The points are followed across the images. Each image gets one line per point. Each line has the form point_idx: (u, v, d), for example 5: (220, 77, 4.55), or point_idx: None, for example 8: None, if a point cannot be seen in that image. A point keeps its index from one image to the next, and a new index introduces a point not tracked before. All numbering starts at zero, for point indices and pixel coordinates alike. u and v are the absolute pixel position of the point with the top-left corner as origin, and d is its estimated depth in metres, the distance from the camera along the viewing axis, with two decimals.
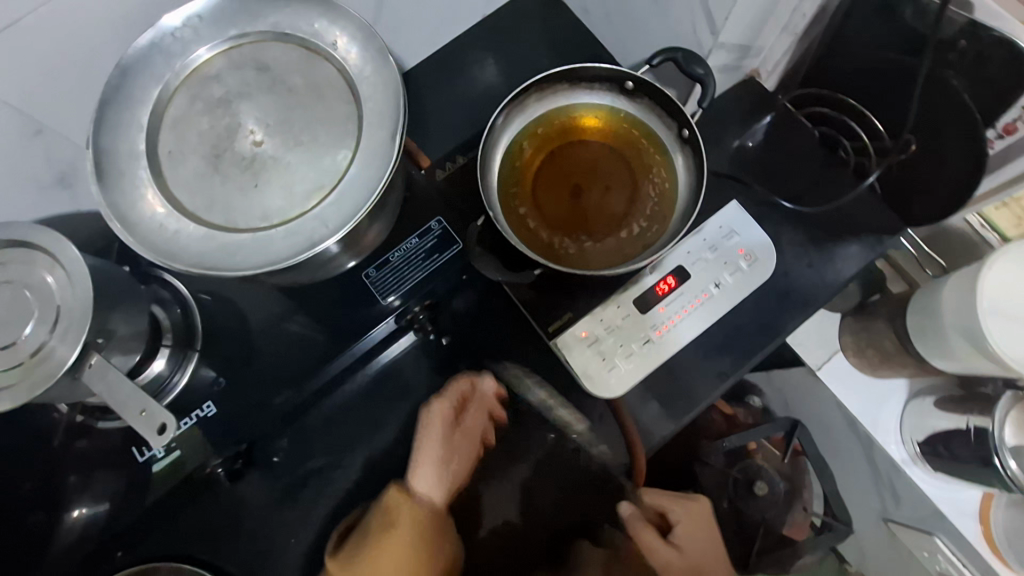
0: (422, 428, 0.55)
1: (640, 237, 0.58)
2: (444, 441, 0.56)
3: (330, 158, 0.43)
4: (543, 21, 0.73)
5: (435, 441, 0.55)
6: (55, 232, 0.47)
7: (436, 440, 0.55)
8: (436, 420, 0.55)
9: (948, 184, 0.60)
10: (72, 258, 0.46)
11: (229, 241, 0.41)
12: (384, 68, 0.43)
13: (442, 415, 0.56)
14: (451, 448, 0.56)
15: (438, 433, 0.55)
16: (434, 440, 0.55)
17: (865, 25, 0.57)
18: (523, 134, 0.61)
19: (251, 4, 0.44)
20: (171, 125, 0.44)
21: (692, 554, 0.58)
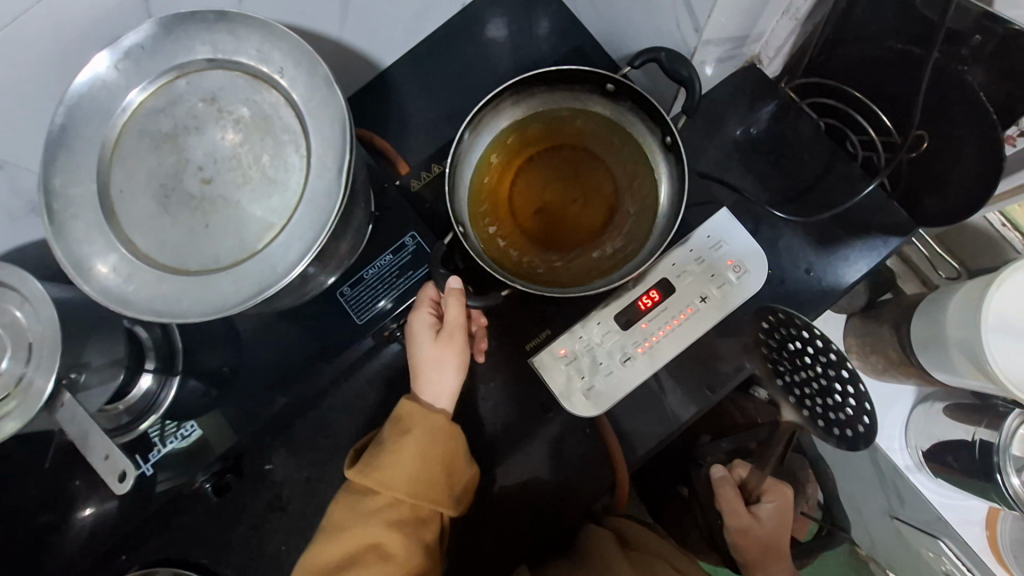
0: (413, 340, 0.55)
1: (616, 255, 0.55)
2: (431, 346, 0.54)
3: (281, 197, 0.42)
4: (526, 9, 0.68)
5: (427, 346, 0.54)
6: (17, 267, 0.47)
7: (428, 349, 0.54)
8: (425, 327, 0.54)
9: (964, 184, 0.54)
10: (38, 294, 0.47)
11: (181, 286, 0.41)
12: (331, 99, 0.41)
13: (426, 324, 0.55)
14: (439, 353, 0.53)
15: (427, 339, 0.54)
16: (426, 348, 0.54)
17: (876, 9, 0.51)
18: (492, 147, 0.57)
19: (192, 29, 0.42)
20: (120, 163, 0.43)
21: (770, 528, 0.66)
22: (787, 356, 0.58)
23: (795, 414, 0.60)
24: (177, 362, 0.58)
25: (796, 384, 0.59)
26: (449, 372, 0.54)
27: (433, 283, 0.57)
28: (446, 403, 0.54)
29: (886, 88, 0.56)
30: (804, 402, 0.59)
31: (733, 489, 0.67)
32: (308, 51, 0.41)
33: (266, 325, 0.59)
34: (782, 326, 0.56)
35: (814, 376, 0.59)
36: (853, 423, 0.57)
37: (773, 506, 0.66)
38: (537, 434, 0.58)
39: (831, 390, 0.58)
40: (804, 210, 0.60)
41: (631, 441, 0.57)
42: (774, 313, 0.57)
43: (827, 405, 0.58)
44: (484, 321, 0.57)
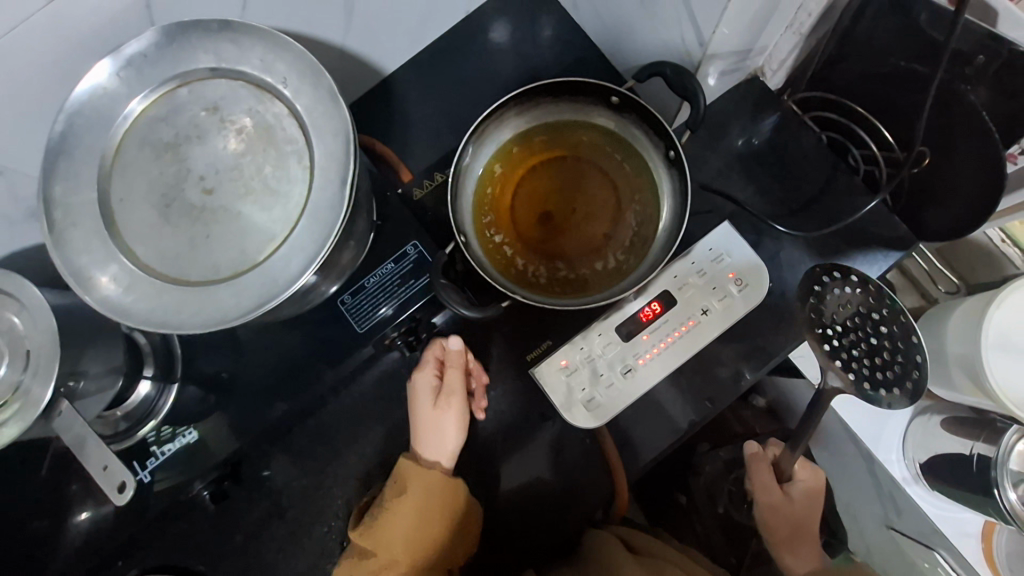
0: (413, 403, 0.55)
1: (621, 268, 0.55)
2: (431, 410, 0.55)
3: (282, 207, 0.41)
4: (531, 17, 0.67)
5: (426, 410, 0.55)
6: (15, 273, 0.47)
7: (427, 411, 0.55)
8: (425, 390, 0.55)
9: (966, 199, 0.54)
10: (36, 299, 0.46)
11: (180, 296, 0.40)
12: (336, 112, 0.41)
13: (425, 387, 0.55)
14: (439, 416, 0.54)
15: (427, 403, 0.55)
16: (425, 411, 0.55)
17: (880, 24, 0.51)
18: (498, 153, 0.57)
19: (194, 37, 0.41)
20: (121, 172, 0.43)
21: (798, 511, 0.62)
22: (838, 313, 0.53)
23: (840, 382, 0.53)
24: (175, 368, 0.58)
25: (844, 347, 0.53)
26: (448, 432, 0.55)
27: (437, 340, 0.57)
28: (446, 460, 0.55)
29: (890, 103, 0.56)
30: (853, 368, 0.53)
31: (765, 467, 0.63)
32: (313, 63, 0.41)
33: (265, 333, 0.59)
34: (839, 285, 0.54)
35: (864, 334, 0.53)
36: (898, 380, 0.53)
37: (803, 483, 0.63)
38: (533, 440, 0.58)
39: (882, 348, 0.53)
40: (804, 222, 0.60)
41: (631, 455, 0.57)
42: (829, 273, 0.54)
43: (874, 365, 0.53)
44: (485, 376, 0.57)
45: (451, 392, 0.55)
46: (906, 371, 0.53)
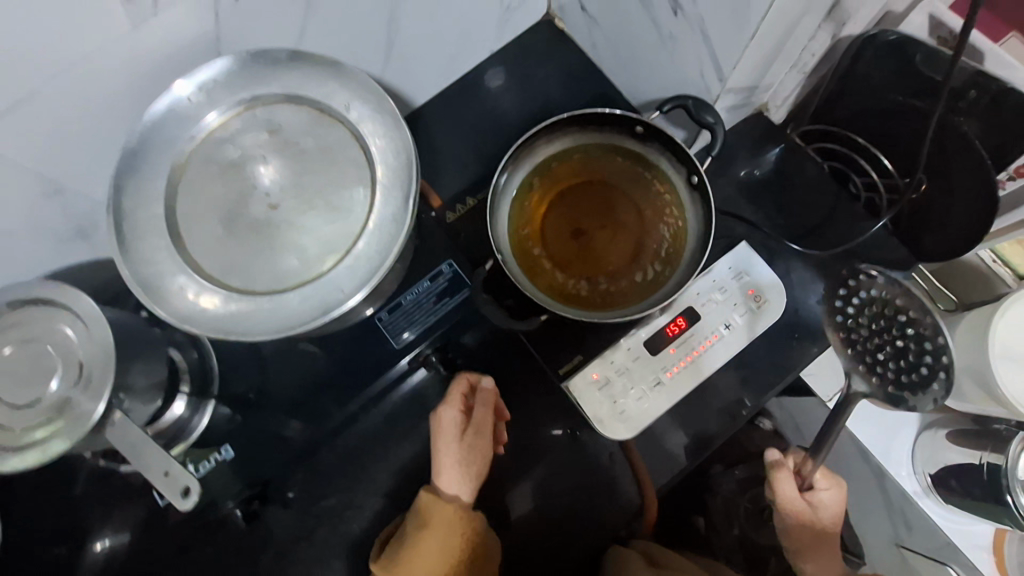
0: (436, 437, 0.56)
1: (653, 281, 0.57)
2: (456, 445, 0.55)
3: (347, 220, 0.44)
4: (552, 58, 0.73)
5: (449, 447, 0.55)
6: (71, 286, 0.48)
7: (450, 448, 0.55)
8: (448, 427, 0.55)
9: (962, 221, 0.59)
10: (90, 312, 0.48)
11: (248, 305, 0.42)
12: (398, 134, 0.44)
13: (450, 423, 0.56)
14: (464, 451, 0.55)
15: (450, 440, 0.55)
16: (449, 448, 0.55)
17: (881, 63, 0.56)
18: (533, 175, 0.60)
19: (264, 67, 0.45)
20: (186, 190, 0.45)
21: (824, 519, 0.62)
22: (862, 317, 0.56)
23: (866, 385, 0.56)
24: (210, 387, 0.60)
25: (869, 349, 0.56)
26: (471, 468, 0.56)
27: (462, 376, 0.58)
28: (467, 497, 0.56)
29: (888, 135, 0.61)
30: (877, 370, 0.56)
31: (788, 475, 0.62)
32: (377, 89, 0.44)
33: (300, 351, 0.60)
34: (863, 289, 0.57)
35: (889, 336, 0.56)
36: (923, 381, 0.55)
37: (830, 493, 0.63)
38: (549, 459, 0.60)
39: (908, 350, 0.55)
40: (813, 244, 0.64)
41: (658, 467, 0.60)
42: (853, 277, 0.57)
43: (899, 367, 0.55)
44: (506, 413, 0.59)
45: (477, 430, 0.56)
46: (931, 372, 0.54)
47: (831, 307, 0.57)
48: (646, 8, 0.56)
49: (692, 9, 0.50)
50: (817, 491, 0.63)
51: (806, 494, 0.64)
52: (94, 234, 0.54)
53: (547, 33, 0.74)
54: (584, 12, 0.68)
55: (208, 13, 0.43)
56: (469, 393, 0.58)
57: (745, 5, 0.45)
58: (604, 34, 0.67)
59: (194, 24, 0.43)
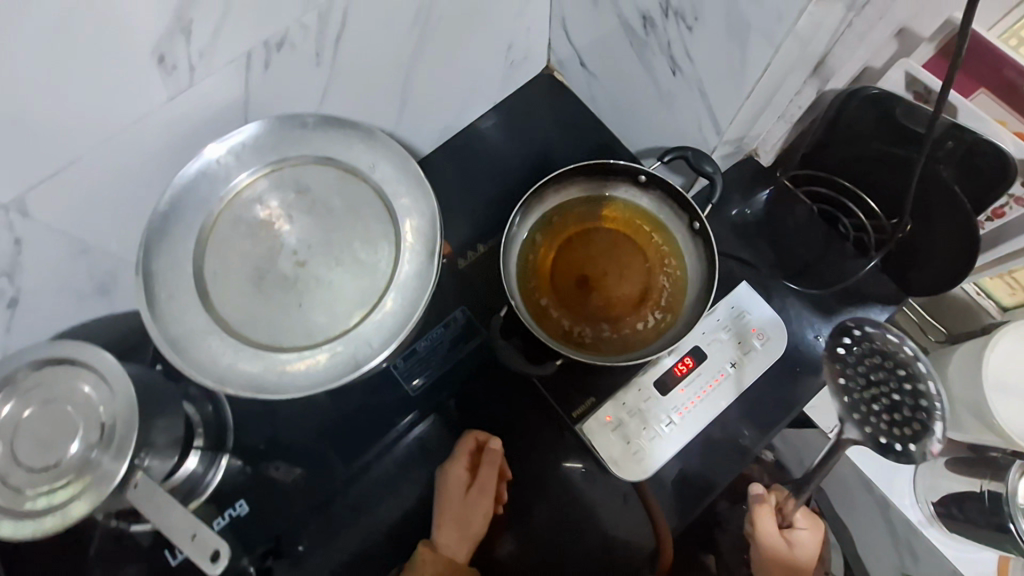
0: (441, 491, 0.58)
1: (658, 326, 0.59)
2: (461, 502, 0.58)
3: (370, 279, 0.45)
4: (552, 109, 0.77)
5: (455, 502, 0.58)
6: (85, 341, 0.48)
7: (456, 502, 0.58)
8: (457, 482, 0.58)
9: (946, 258, 0.62)
10: (110, 367, 0.48)
11: (273, 362, 0.43)
12: (421, 192, 0.46)
13: (457, 479, 0.58)
14: (468, 509, 0.58)
15: (457, 495, 0.58)
16: (454, 502, 0.58)
17: (863, 113, 0.60)
18: (539, 223, 0.63)
19: (292, 131, 0.47)
20: (215, 248, 0.46)
21: (799, 557, 0.68)
22: (863, 366, 0.61)
23: (857, 433, 0.59)
24: (225, 441, 0.59)
25: (864, 399, 0.60)
26: (470, 525, 0.58)
27: (472, 435, 0.60)
28: (462, 555, 0.58)
29: (871, 180, 0.65)
30: (870, 419, 0.59)
31: (770, 511, 0.69)
32: (401, 151, 0.47)
33: (317, 401, 0.61)
34: (867, 342, 0.62)
35: (886, 388, 0.60)
36: (915, 435, 0.58)
37: (806, 532, 0.69)
38: (559, 499, 0.62)
39: (902, 404, 0.59)
40: (807, 283, 0.68)
41: (673, 507, 0.61)
42: (860, 329, 0.62)
43: (892, 420, 0.59)
44: (507, 472, 0.61)
45: (482, 490, 0.58)
46: (922, 428, 0.58)
47: (834, 356, 0.61)
48: (644, 66, 0.61)
49: (690, 69, 0.54)
50: (795, 529, 0.69)
51: (786, 531, 0.69)
52: (115, 289, 0.54)
53: (547, 86, 0.79)
54: (583, 68, 0.72)
55: (239, 80, 0.46)
56: (478, 450, 0.61)
57: (740, 66, 0.49)
58: (603, 87, 0.71)
59: (230, 89, 0.46)
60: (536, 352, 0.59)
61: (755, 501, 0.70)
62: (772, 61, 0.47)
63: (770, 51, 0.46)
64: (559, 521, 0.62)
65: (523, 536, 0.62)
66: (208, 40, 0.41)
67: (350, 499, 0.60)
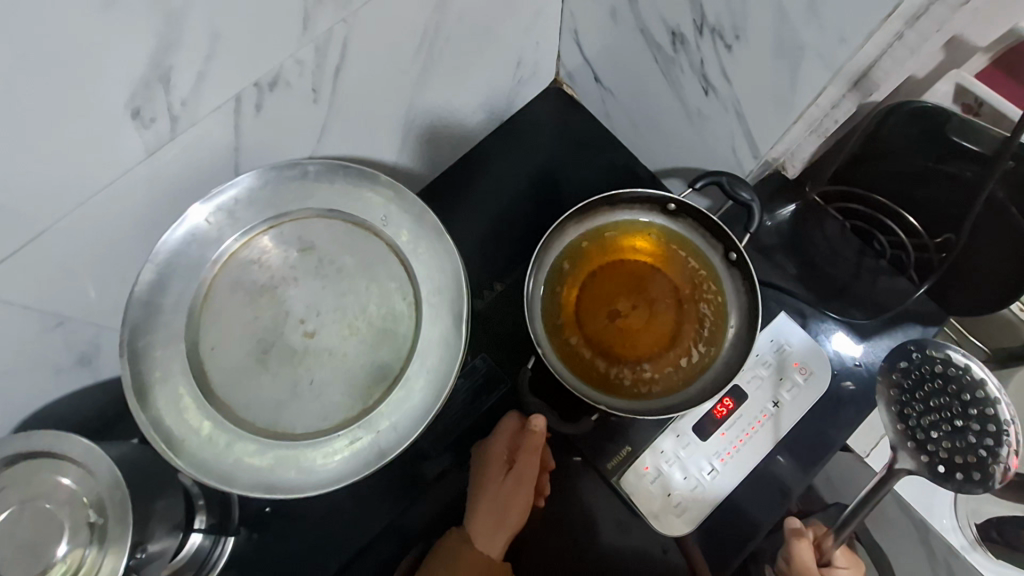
0: (479, 473, 0.55)
1: (697, 366, 0.55)
2: (498, 485, 0.54)
3: (392, 347, 0.40)
4: (563, 127, 0.72)
5: (495, 487, 0.54)
6: (59, 429, 0.43)
7: (493, 488, 0.54)
8: (496, 467, 0.54)
9: (994, 279, 0.59)
10: (90, 453, 0.43)
11: (288, 452, 0.38)
12: (442, 247, 0.41)
13: (496, 462, 0.54)
14: (505, 491, 0.53)
15: (497, 479, 0.54)
16: (493, 488, 0.54)
17: (907, 127, 0.57)
18: (562, 255, 0.57)
19: (293, 183, 0.42)
20: (211, 320, 0.40)
21: None
22: (920, 390, 0.54)
23: (911, 463, 0.53)
24: (229, 520, 0.54)
25: (921, 427, 0.53)
26: (509, 516, 0.54)
27: (514, 416, 0.56)
28: (497, 550, 0.53)
29: (913, 196, 0.60)
30: (926, 449, 0.52)
31: (809, 546, 0.57)
32: (419, 203, 0.41)
33: None
34: (927, 364, 0.54)
35: (946, 414, 0.52)
36: (980, 465, 0.51)
37: (847, 571, 0.58)
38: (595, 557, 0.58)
39: (965, 431, 0.51)
40: (845, 309, 0.62)
41: (721, 563, 0.56)
42: (919, 349, 0.55)
43: (953, 448, 0.52)
44: (549, 463, 0.58)
45: (520, 475, 0.54)
46: (991, 458, 0.50)
47: (885, 381, 0.55)
48: (671, 85, 0.56)
49: (726, 91, 0.49)
50: (835, 568, 0.58)
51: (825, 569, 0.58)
52: (97, 358, 0.49)
53: (556, 100, 0.73)
54: (597, 82, 0.67)
55: (229, 127, 0.40)
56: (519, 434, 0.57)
57: (788, 91, 0.44)
58: (619, 103, 0.66)
59: (218, 137, 0.40)
60: (570, 410, 0.57)
61: (792, 534, 0.58)
62: (826, 86, 0.42)
63: (826, 76, 0.41)
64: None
65: None
66: (191, 87, 0.36)
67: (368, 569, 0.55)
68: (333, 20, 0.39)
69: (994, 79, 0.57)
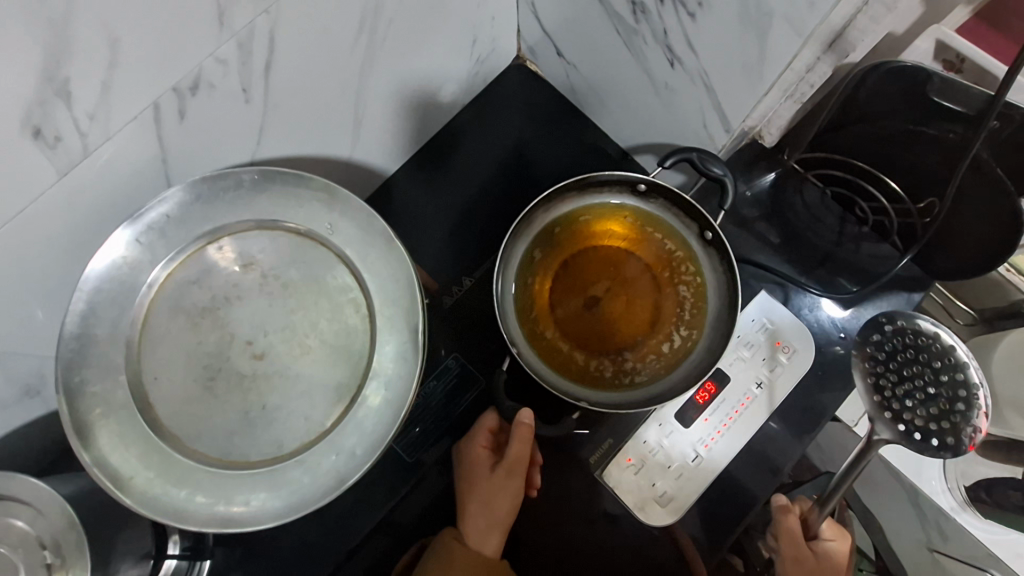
0: (467, 469, 0.53)
1: (680, 350, 0.53)
2: (486, 480, 0.52)
3: (345, 365, 0.43)
4: (529, 107, 0.68)
5: (480, 482, 0.52)
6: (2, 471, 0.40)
7: (482, 483, 0.52)
8: (483, 461, 0.52)
9: (981, 243, 0.56)
10: (40, 492, 0.41)
11: (242, 480, 0.41)
12: (392, 254, 0.43)
13: (481, 456, 0.53)
14: (494, 486, 0.52)
15: (482, 474, 0.52)
16: (479, 483, 0.52)
17: (885, 85, 0.52)
18: (533, 245, 0.55)
19: (216, 202, 0.42)
20: (151, 346, 0.42)
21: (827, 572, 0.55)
22: (894, 361, 0.52)
23: (890, 432, 0.51)
24: (204, 542, 0.52)
25: (897, 397, 0.51)
26: (497, 511, 0.52)
27: (494, 412, 0.54)
28: (492, 546, 0.51)
29: (892, 160, 0.57)
30: (904, 418, 0.51)
31: (795, 521, 0.56)
32: (367, 210, 0.43)
33: None
34: (899, 335, 0.53)
35: (919, 382, 0.51)
36: (954, 430, 0.50)
37: (836, 543, 0.56)
38: (583, 548, 0.57)
39: (938, 398, 0.51)
40: (829, 279, 0.60)
41: (709, 545, 0.56)
42: (890, 322, 0.53)
43: (928, 415, 0.51)
44: (539, 457, 0.55)
45: (509, 468, 0.52)
46: (964, 422, 0.50)
47: (861, 354, 0.53)
48: (636, 57, 0.52)
49: (693, 62, 0.46)
50: (823, 542, 0.56)
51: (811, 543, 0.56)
52: (46, 392, 0.46)
53: (520, 78, 0.69)
54: (560, 56, 0.63)
55: (151, 138, 0.37)
56: (500, 428, 0.56)
57: (758, 60, 0.41)
58: (585, 79, 0.62)
59: (140, 152, 0.37)
60: (549, 412, 0.57)
61: (778, 510, 0.57)
62: (798, 52, 0.39)
63: (797, 42, 0.38)
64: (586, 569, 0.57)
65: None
66: (97, 99, 0.32)
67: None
68: (252, 11, 0.35)
69: (980, 31, 0.52)
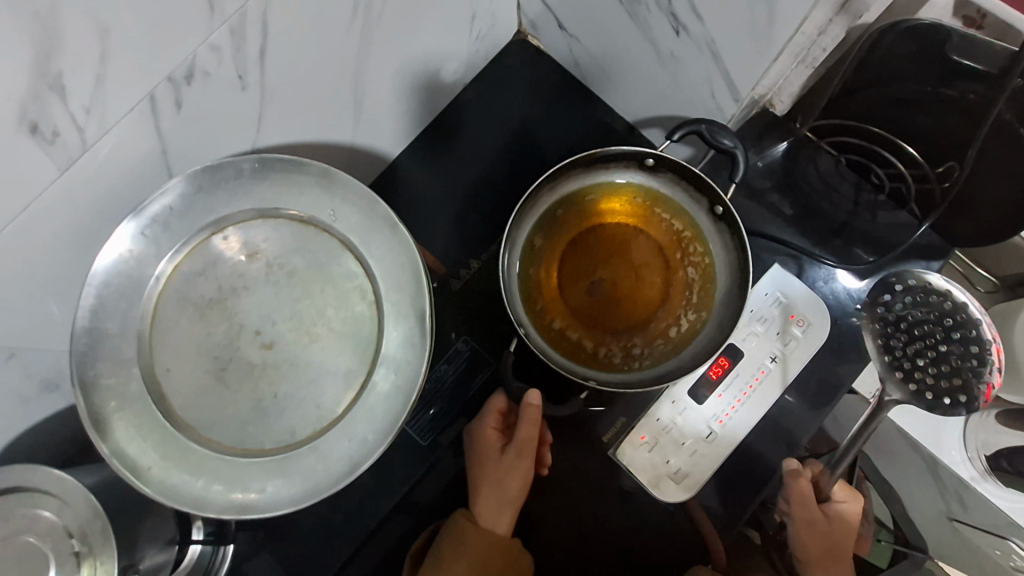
0: (478, 454, 0.53)
1: (689, 332, 0.52)
2: (496, 463, 0.52)
3: (353, 351, 0.44)
4: (531, 83, 0.67)
5: (492, 464, 0.52)
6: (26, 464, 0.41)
7: (494, 466, 0.52)
8: (493, 443, 0.53)
9: (1003, 207, 0.54)
10: (64, 483, 0.42)
11: (255, 468, 0.42)
12: (397, 239, 0.43)
13: (490, 439, 0.53)
14: (506, 469, 0.52)
15: (494, 456, 0.52)
16: (491, 465, 0.52)
17: (901, 46, 0.50)
18: (538, 228, 0.54)
19: (220, 194, 0.43)
20: (162, 338, 0.43)
21: (835, 534, 0.55)
22: (903, 322, 0.51)
23: (900, 392, 0.50)
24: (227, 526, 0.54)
25: (907, 357, 0.51)
26: (509, 491, 0.52)
27: (503, 393, 0.55)
28: (504, 526, 0.52)
29: (909, 124, 0.55)
30: (914, 377, 0.50)
31: (807, 485, 0.54)
32: (370, 195, 0.43)
33: None
34: (910, 294, 0.51)
35: (929, 341, 0.50)
36: (965, 388, 0.49)
37: (845, 506, 0.56)
38: (597, 523, 0.58)
39: (949, 356, 0.49)
40: (844, 249, 0.59)
41: (723, 517, 0.57)
42: (901, 282, 0.52)
43: (939, 373, 0.50)
44: (548, 436, 0.57)
45: (520, 451, 0.52)
46: (975, 379, 0.48)
47: (870, 315, 0.53)
48: (639, 25, 0.50)
49: (700, 30, 0.45)
50: (834, 504, 0.56)
51: (821, 507, 0.56)
52: (64, 385, 0.46)
53: (521, 53, 0.68)
54: (561, 30, 0.61)
55: (151, 130, 0.36)
56: (512, 410, 0.56)
57: (767, 25, 0.40)
58: (588, 51, 0.60)
59: (140, 143, 0.36)
60: (561, 394, 0.57)
61: (790, 475, 0.55)
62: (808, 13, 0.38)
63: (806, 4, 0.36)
64: (600, 544, 0.58)
65: (558, 552, 0.58)
66: (92, 91, 0.31)
67: (369, 554, 0.56)
68: None
69: None
